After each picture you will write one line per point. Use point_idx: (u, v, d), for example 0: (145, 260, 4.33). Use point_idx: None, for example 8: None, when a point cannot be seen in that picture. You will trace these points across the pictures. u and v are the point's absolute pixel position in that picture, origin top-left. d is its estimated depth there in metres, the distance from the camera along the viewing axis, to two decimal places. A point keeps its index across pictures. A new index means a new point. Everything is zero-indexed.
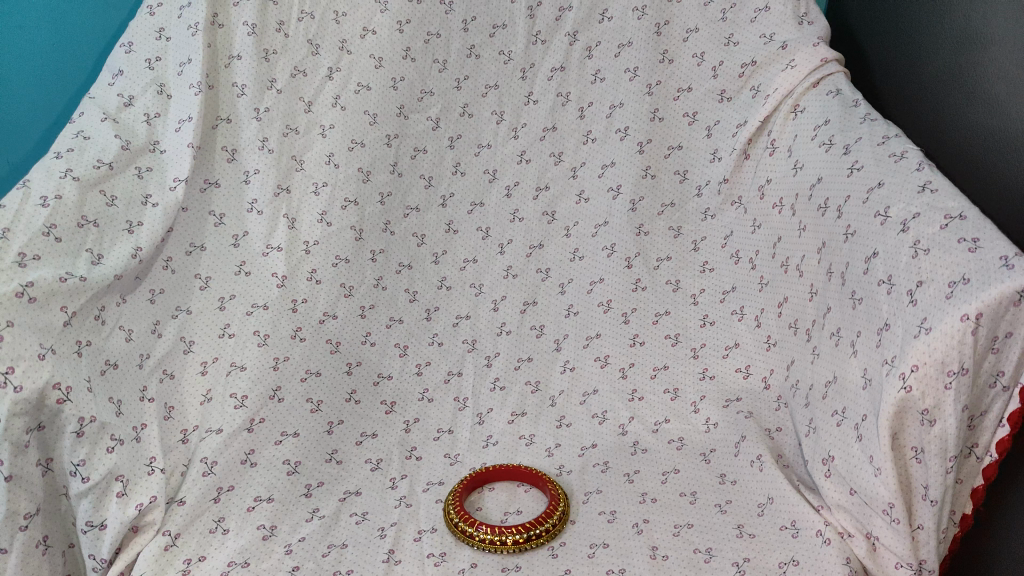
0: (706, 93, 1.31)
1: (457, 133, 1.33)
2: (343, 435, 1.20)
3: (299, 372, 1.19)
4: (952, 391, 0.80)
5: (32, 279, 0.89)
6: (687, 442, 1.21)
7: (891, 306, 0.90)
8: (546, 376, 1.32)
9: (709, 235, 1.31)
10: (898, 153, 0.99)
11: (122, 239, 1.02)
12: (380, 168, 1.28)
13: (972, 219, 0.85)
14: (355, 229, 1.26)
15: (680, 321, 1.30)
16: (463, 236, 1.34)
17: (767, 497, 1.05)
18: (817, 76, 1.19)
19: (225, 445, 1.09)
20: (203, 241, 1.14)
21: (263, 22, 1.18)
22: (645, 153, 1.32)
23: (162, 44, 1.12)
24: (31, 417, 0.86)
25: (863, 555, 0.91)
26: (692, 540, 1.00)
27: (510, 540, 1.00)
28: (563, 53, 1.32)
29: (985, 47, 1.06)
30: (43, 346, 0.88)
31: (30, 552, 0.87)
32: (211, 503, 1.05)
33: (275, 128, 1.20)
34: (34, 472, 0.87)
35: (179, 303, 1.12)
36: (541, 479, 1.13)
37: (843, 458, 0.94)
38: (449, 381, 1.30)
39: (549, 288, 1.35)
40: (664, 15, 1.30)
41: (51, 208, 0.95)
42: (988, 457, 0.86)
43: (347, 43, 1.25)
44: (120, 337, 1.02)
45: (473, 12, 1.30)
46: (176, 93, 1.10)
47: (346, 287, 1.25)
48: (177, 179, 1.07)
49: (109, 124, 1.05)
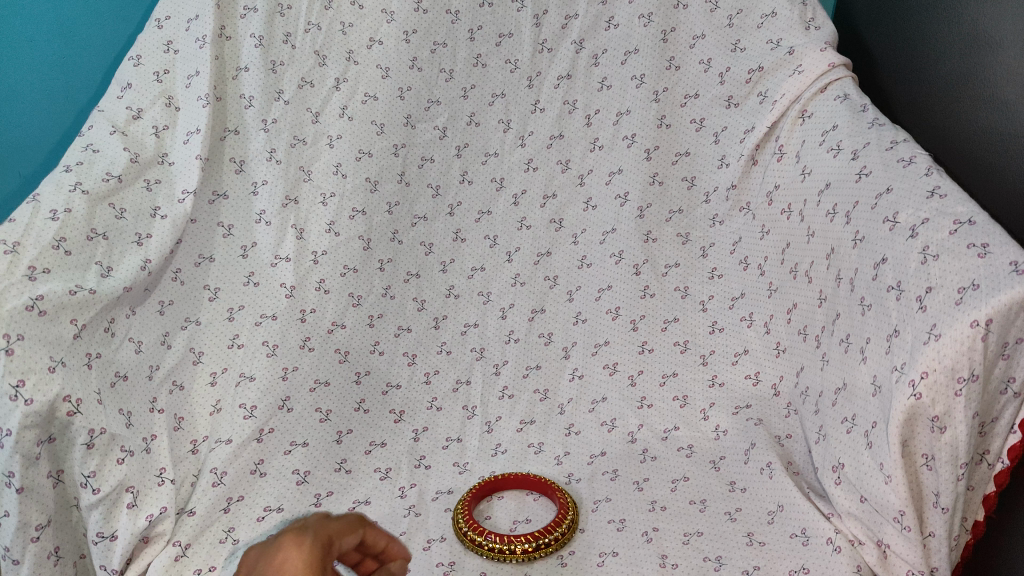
0: (712, 99, 1.30)
1: (464, 143, 1.34)
2: (352, 444, 1.21)
3: (308, 382, 1.20)
4: (962, 398, 0.80)
5: (42, 292, 0.90)
6: (696, 449, 1.20)
7: (900, 313, 0.89)
8: (555, 385, 1.31)
9: (717, 242, 1.30)
10: (907, 158, 0.98)
11: (131, 251, 1.03)
12: (388, 177, 1.29)
13: (981, 224, 0.84)
14: (363, 239, 1.27)
15: (689, 327, 1.30)
16: (470, 244, 1.35)
17: (778, 505, 1.04)
18: (823, 82, 1.18)
19: (235, 455, 1.11)
20: (211, 252, 1.16)
21: (270, 34, 1.18)
22: (652, 160, 1.32)
23: (170, 58, 1.12)
24: (42, 429, 0.86)
25: (875, 564, 0.89)
26: (702, 548, 0.99)
27: (519, 549, 1.01)
28: (569, 61, 1.32)
29: (994, 51, 1.05)
30: (54, 359, 0.89)
31: (42, 563, 0.86)
32: (221, 513, 1.06)
33: (284, 138, 1.21)
34: (45, 484, 0.87)
35: (189, 313, 1.13)
36: (550, 487, 1.12)
37: (853, 465, 0.93)
38: (458, 390, 1.30)
39: (557, 295, 1.35)
40: (669, 22, 1.29)
41: (60, 221, 0.96)
42: (999, 463, 0.85)
43: (354, 53, 1.25)
44: (130, 348, 1.03)
45: (479, 22, 1.30)
46: (184, 105, 1.11)
47: (354, 296, 1.26)
48: (186, 191, 1.07)
49: (119, 137, 1.05)
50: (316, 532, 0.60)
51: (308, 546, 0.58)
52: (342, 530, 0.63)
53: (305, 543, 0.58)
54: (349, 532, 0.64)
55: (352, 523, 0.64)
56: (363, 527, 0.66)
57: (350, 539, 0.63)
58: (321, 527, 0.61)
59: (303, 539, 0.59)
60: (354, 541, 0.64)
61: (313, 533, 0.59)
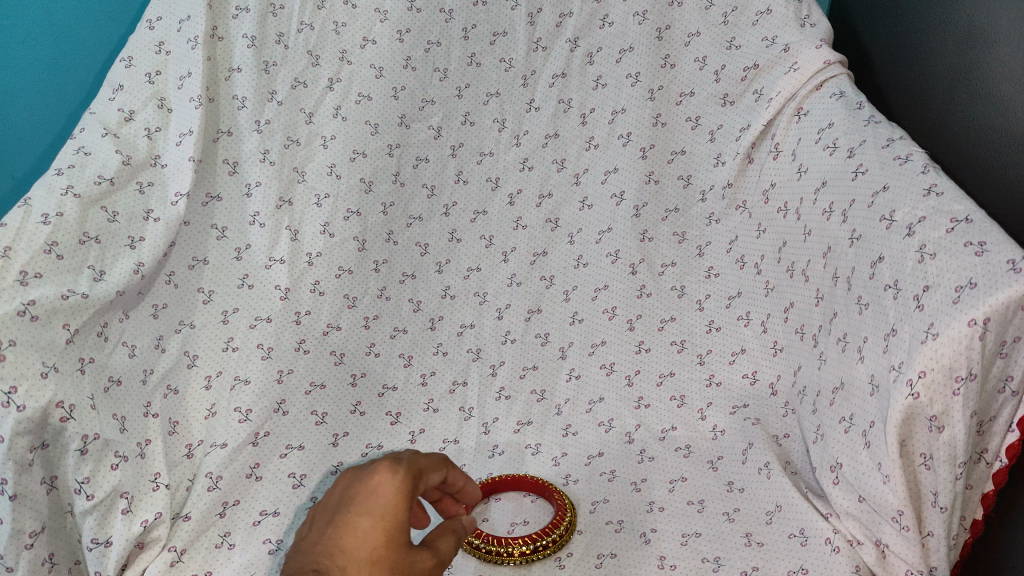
0: (708, 97, 1.30)
1: (458, 142, 1.33)
2: (348, 447, 1.19)
3: (304, 385, 1.20)
4: (960, 397, 0.79)
5: (34, 297, 0.89)
6: (693, 449, 1.19)
7: (897, 311, 0.89)
8: (551, 385, 1.30)
9: (713, 241, 1.30)
10: (903, 156, 0.98)
11: (124, 254, 1.02)
12: (382, 178, 1.28)
13: (978, 223, 0.84)
14: (358, 241, 1.26)
15: (686, 327, 1.30)
16: (466, 245, 1.34)
17: (776, 505, 1.03)
18: (819, 79, 1.17)
19: (230, 459, 1.10)
20: (205, 255, 1.15)
21: (262, 34, 1.17)
22: (647, 158, 1.31)
23: (162, 59, 1.11)
24: (35, 435, 0.85)
25: (873, 564, 0.89)
26: (700, 549, 1.00)
27: (516, 552, 1.00)
28: (564, 60, 1.31)
29: (990, 47, 1.05)
30: (47, 364, 0.88)
31: (36, 570, 0.85)
32: (216, 518, 1.05)
33: (277, 139, 1.20)
34: (39, 490, 0.86)
35: (183, 317, 1.12)
36: (546, 489, 1.12)
37: (851, 465, 0.93)
38: (454, 392, 1.28)
39: (553, 295, 1.35)
40: (664, 20, 1.29)
41: (52, 225, 0.95)
42: (998, 462, 0.85)
43: (347, 53, 1.24)
44: (123, 353, 1.02)
45: (473, 21, 1.30)
46: (177, 106, 1.10)
47: (350, 298, 1.26)
48: (178, 193, 1.06)
49: (110, 139, 1.04)
50: (409, 464, 0.74)
51: (399, 473, 0.72)
52: (428, 467, 0.76)
53: (399, 470, 0.73)
54: (434, 469, 0.77)
55: (436, 462, 0.78)
56: (445, 467, 0.79)
57: (431, 476, 0.77)
58: (411, 462, 0.74)
59: (397, 468, 0.73)
60: (437, 479, 0.78)
61: (405, 464, 0.73)
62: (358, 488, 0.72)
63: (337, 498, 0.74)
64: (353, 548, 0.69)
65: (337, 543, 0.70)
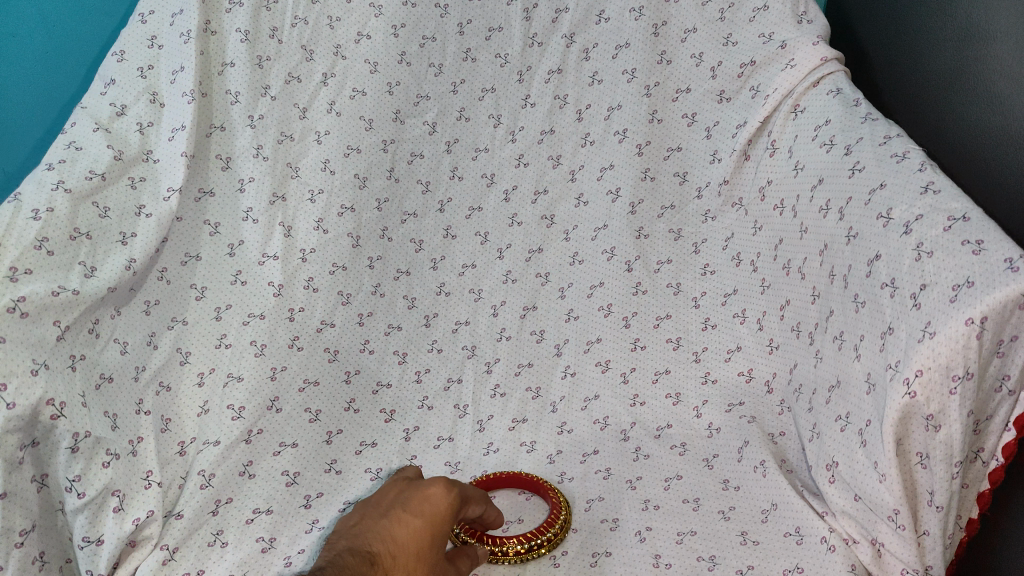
0: (704, 93, 1.29)
1: (453, 138, 1.32)
2: (342, 445, 1.19)
3: (297, 382, 1.19)
4: (956, 396, 0.79)
5: (24, 293, 0.88)
6: (690, 447, 1.18)
7: (894, 310, 0.89)
8: (546, 383, 1.30)
9: (709, 238, 1.30)
10: (900, 153, 0.97)
11: (115, 250, 1.01)
12: (376, 174, 1.27)
13: (975, 221, 0.84)
14: (352, 237, 1.25)
15: (681, 324, 1.29)
16: (461, 241, 1.33)
17: (772, 503, 1.03)
18: (817, 75, 1.17)
19: (224, 456, 1.09)
20: (197, 251, 1.15)
21: (256, 28, 1.16)
22: (644, 155, 1.31)
23: (154, 52, 1.10)
24: (25, 433, 0.84)
25: (868, 563, 0.89)
26: (695, 548, 0.99)
27: (511, 551, 0.99)
28: (559, 55, 1.31)
29: (988, 46, 1.04)
30: (36, 361, 0.87)
31: (27, 568, 0.85)
32: (208, 516, 1.04)
33: (271, 135, 1.19)
34: (29, 488, 0.85)
35: (176, 313, 1.12)
36: (541, 486, 1.11)
37: (847, 464, 0.93)
38: (449, 389, 1.27)
39: (548, 293, 1.34)
40: (661, 15, 1.28)
41: (43, 220, 0.93)
42: (994, 461, 0.85)
43: (341, 48, 1.23)
44: (115, 350, 1.01)
45: (469, 15, 1.29)
46: (169, 100, 1.09)
47: (343, 295, 1.25)
48: (171, 188, 1.05)
49: (102, 134, 1.03)
50: (460, 487, 0.88)
51: (451, 493, 0.87)
52: (473, 497, 0.91)
53: (452, 489, 0.87)
54: (477, 502, 0.92)
55: (478, 497, 0.92)
56: (486, 503, 0.94)
57: (472, 506, 0.91)
58: (462, 488, 0.89)
59: (451, 486, 0.88)
60: (478, 509, 0.92)
61: (457, 488, 0.88)
62: (415, 493, 0.87)
63: (395, 495, 0.90)
64: (402, 538, 0.82)
65: (389, 532, 0.83)
